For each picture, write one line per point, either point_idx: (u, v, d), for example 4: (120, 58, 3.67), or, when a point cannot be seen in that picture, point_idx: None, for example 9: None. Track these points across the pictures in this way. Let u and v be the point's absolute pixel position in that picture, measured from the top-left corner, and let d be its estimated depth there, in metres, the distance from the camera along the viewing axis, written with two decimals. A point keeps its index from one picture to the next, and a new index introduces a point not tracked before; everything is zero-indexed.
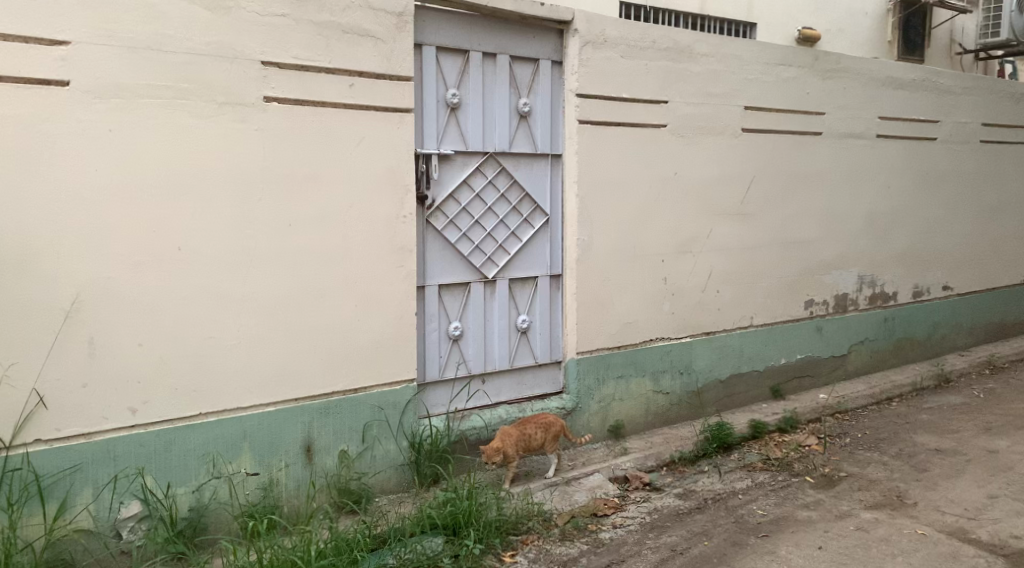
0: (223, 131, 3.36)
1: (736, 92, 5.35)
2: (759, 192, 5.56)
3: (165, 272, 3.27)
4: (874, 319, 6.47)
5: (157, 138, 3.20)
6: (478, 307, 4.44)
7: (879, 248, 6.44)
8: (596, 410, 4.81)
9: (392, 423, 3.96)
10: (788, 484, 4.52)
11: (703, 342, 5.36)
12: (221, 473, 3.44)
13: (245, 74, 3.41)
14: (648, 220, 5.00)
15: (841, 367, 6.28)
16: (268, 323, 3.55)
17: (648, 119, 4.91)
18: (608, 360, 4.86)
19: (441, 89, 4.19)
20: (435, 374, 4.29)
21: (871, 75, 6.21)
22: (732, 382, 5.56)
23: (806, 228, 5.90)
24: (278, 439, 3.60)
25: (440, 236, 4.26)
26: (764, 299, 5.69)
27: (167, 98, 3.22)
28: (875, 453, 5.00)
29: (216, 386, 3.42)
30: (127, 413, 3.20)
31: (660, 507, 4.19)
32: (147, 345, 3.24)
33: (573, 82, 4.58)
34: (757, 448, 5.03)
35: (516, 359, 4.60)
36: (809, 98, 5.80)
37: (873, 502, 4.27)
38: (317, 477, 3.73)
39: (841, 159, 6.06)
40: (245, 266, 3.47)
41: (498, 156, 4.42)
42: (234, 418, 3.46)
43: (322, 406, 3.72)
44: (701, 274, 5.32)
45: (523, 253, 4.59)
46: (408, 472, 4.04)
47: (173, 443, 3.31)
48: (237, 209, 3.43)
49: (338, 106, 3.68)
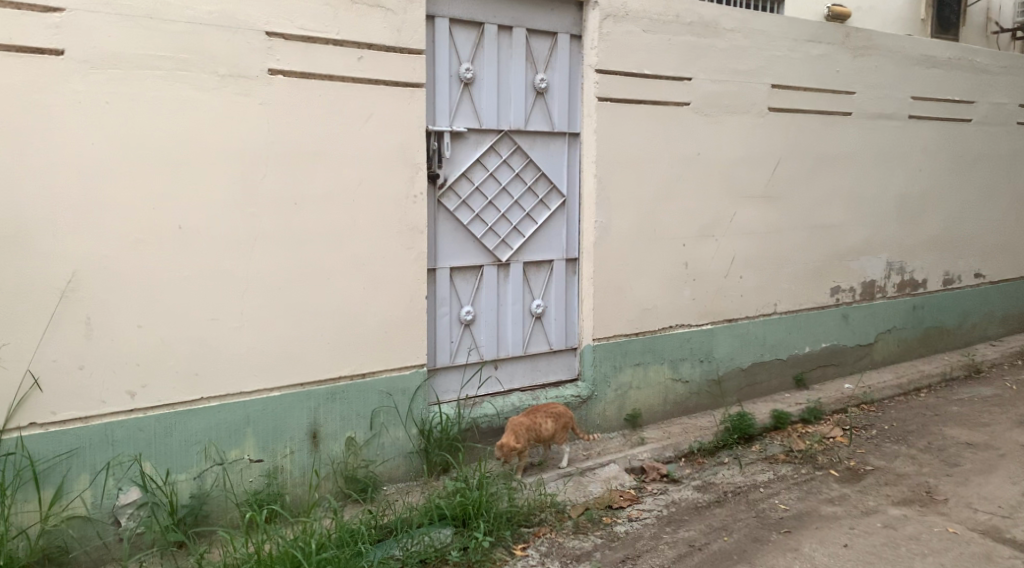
0: (226, 104, 3.23)
1: (763, 69, 5.13)
2: (785, 174, 5.35)
3: (165, 251, 3.14)
4: (902, 307, 6.24)
5: (156, 112, 3.07)
6: (491, 291, 4.29)
7: (909, 234, 6.21)
8: (612, 398, 4.66)
9: (401, 409, 3.84)
10: (811, 478, 4.35)
11: (725, 329, 5.18)
12: (223, 459, 3.33)
13: (248, 45, 3.26)
14: (669, 202, 4.81)
15: (868, 356, 6.07)
16: (273, 305, 3.42)
17: (670, 96, 4.71)
18: (626, 347, 4.69)
19: (454, 64, 4.02)
20: (446, 360, 4.15)
21: (905, 54, 5.95)
22: (754, 371, 5.38)
23: (833, 212, 5.68)
24: (282, 425, 3.48)
25: (452, 217, 4.11)
26: (789, 286, 5.49)
27: (167, 69, 3.09)
28: (903, 446, 4.80)
29: (218, 370, 3.31)
30: (126, 396, 3.10)
31: (678, 500, 4.04)
32: (146, 326, 3.13)
33: (592, 57, 4.39)
34: (779, 439, 4.85)
35: (530, 345, 4.46)
36: (839, 76, 5.56)
37: (901, 498, 4.08)
38: (322, 465, 3.62)
39: (871, 141, 5.82)
40: (248, 246, 3.34)
41: (513, 135, 4.26)
42: (237, 403, 3.35)
43: (328, 392, 3.60)
44: (723, 259, 5.13)
45: (538, 235, 4.43)
46: (417, 459, 3.92)
47: (173, 429, 3.21)
48: (241, 187, 3.30)
49: (345, 80, 3.52)
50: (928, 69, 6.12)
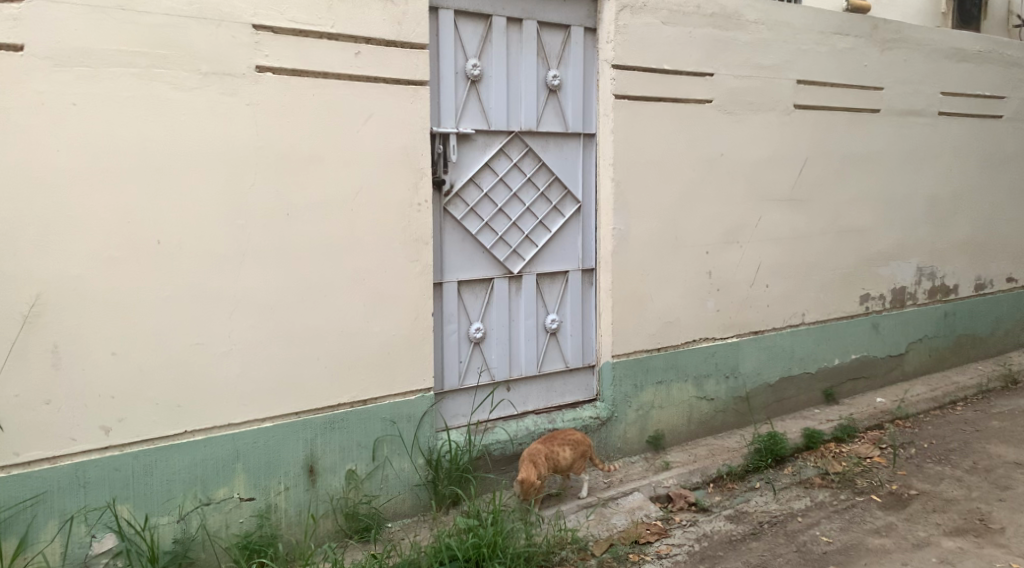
0: (208, 105, 2.90)
1: (789, 64, 4.80)
2: (812, 175, 5.02)
3: (143, 270, 2.81)
4: (934, 315, 5.90)
5: (131, 114, 2.75)
6: (502, 306, 3.96)
7: (940, 237, 5.87)
8: (633, 419, 4.33)
9: (406, 438, 3.49)
10: (852, 505, 4.00)
11: (751, 342, 4.84)
12: (210, 499, 3.00)
13: (233, 39, 2.93)
14: (691, 207, 4.48)
15: (899, 368, 5.73)
16: (265, 327, 3.09)
17: (691, 94, 4.39)
18: (647, 363, 4.36)
19: (460, 59, 3.70)
20: (455, 382, 3.81)
21: (934, 47, 5.62)
22: (782, 387, 5.04)
23: (862, 216, 5.35)
24: (275, 458, 3.15)
25: (459, 226, 3.77)
26: (817, 294, 5.16)
27: (143, 67, 2.76)
28: (946, 466, 4.46)
29: (204, 400, 2.97)
30: (100, 432, 2.76)
31: (710, 532, 3.70)
32: (122, 354, 2.79)
33: (608, 51, 4.07)
34: (814, 460, 4.51)
35: (545, 364, 4.12)
36: (867, 71, 5.23)
37: (953, 528, 3.74)
38: (320, 503, 3.28)
39: (900, 139, 5.49)
40: (236, 262, 3.01)
41: (524, 136, 3.93)
42: (224, 435, 3.02)
43: (326, 420, 3.26)
44: (748, 267, 4.79)
45: (552, 245, 4.10)
46: (424, 493, 3.58)
47: (153, 467, 2.87)
48: (228, 197, 2.97)
49: (342, 77, 3.20)
50: (958, 63, 5.78)
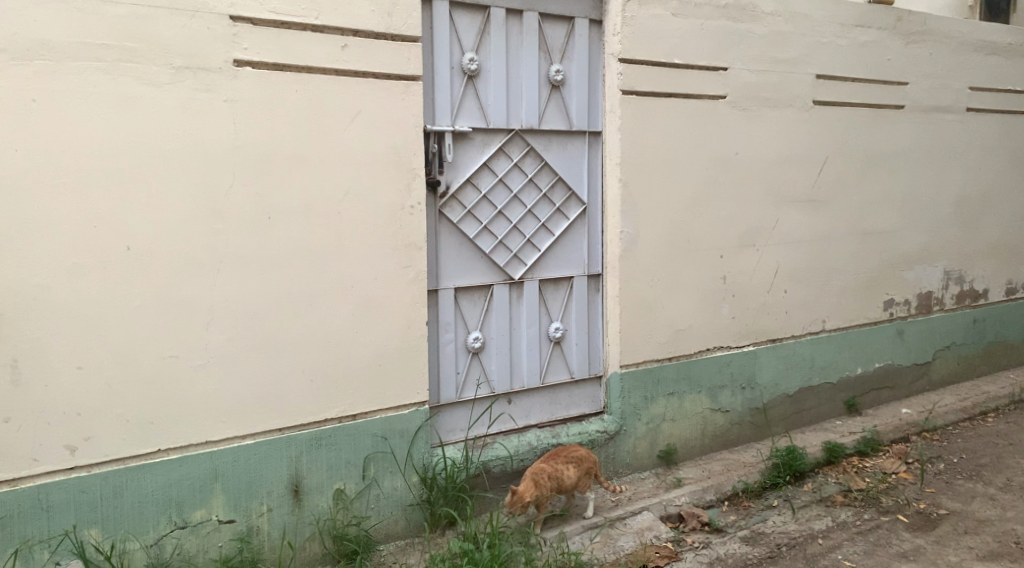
0: (182, 101, 2.72)
1: (808, 57, 4.56)
2: (832, 175, 4.77)
3: (111, 278, 2.64)
4: (963, 320, 5.61)
5: (96, 112, 2.58)
6: (503, 314, 3.75)
7: (969, 239, 5.57)
8: (643, 433, 4.10)
9: (398, 455, 3.29)
10: (877, 525, 3.74)
11: (769, 350, 4.60)
12: (186, 522, 2.83)
13: (207, 31, 2.75)
14: (704, 209, 4.24)
15: (925, 377, 5.44)
16: (245, 337, 2.90)
17: (703, 90, 4.16)
18: (658, 374, 4.13)
19: (455, 53, 3.49)
20: (452, 395, 3.61)
21: (962, 39, 5.34)
22: (801, 397, 4.78)
23: (886, 217, 5.08)
24: (256, 478, 2.96)
25: (456, 230, 3.57)
26: (837, 300, 4.90)
27: (110, 61, 2.59)
28: (978, 483, 4.18)
29: (179, 416, 2.79)
30: (65, 452, 2.60)
31: (724, 556, 3.46)
32: (89, 368, 2.62)
33: (615, 45, 3.85)
34: (835, 476, 4.25)
35: (548, 375, 3.91)
36: (890, 65, 4.97)
37: (987, 552, 3.48)
38: (306, 525, 3.09)
39: (925, 136, 5.22)
40: (213, 268, 2.82)
41: (524, 135, 3.72)
42: (201, 454, 2.84)
43: (312, 437, 3.07)
44: (765, 272, 4.55)
45: (556, 249, 3.88)
46: (418, 513, 3.37)
47: (124, 488, 2.70)
48: (204, 200, 2.79)
49: (328, 72, 3.01)
50: (988, 56, 5.49)
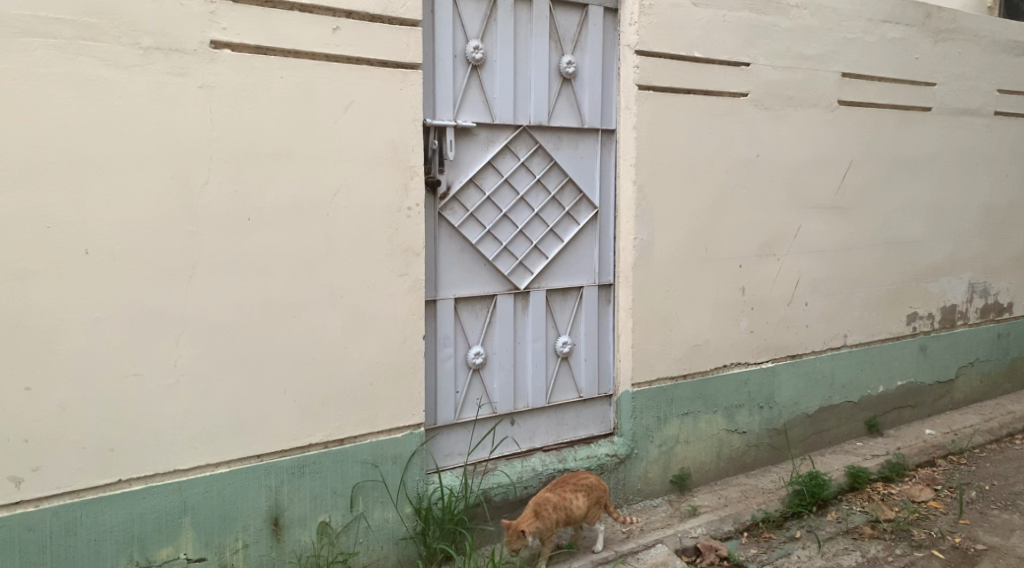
0: (150, 86, 2.40)
1: (834, 54, 4.26)
2: (857, 179, 4.47)
3: (65, 285, 2.32)
4: (987, 336, 5.32)
5: (50, 96, 2.25)
6: (506, 327, 3.43)
7: (995, 249, 5.28)
8: (655, 456, 3.79)
9: (390, 483, 2.98)
10: (911, 562, 3.44)
11: (789, 367, 4.29)
12: (150, 561, 2.51)
13: (182, 8, 2.44)
14: (723, 216, 3.94)
15: (948, 395, 5.15)
16: (219, 353, 2.58)
17: (724, 86, 3.86)
18: (672, 393, 3.82)
19: (459, 40, 3.18)
20: (450, 416, 3.29)
21: (992, 39, 5.04)
22: (821, 417, 4.49)
23: (911, 226, 4.79)
24: (231, 511, 2.64)
25: (456, 235, 3.26)
26: (860, 314, 4.60)
27: (68, 38, 2.26)
28: (1015, 515, 3.88)
29: (143, 442, 2.47)
30: (9, 485, 2.27)
31: None
32: (39, 390, 2.30)
33: (631, 35, 3.54)
34: (861, 504, 3.94)
35: (554, 393, 3.60)
36: (919, 65, 4.68)
37: None
38: (286, 562, 2.77)
39: (953, 141, 4.93)
40: (184, 276, 2.50)
41: (532, 131, 3.41)
42: (167, 485, 2.52)
43: (294, 464, 2.75)
44: (786, 283, 4.24)
45: (564, 256, 3.57)
46: (411, 547, 3.06)
47: (79, 524, 2.38)
48: (175, 198, 2.47)
49: (318, 58, 2.70)
50: (1017, 58, 5.21)
